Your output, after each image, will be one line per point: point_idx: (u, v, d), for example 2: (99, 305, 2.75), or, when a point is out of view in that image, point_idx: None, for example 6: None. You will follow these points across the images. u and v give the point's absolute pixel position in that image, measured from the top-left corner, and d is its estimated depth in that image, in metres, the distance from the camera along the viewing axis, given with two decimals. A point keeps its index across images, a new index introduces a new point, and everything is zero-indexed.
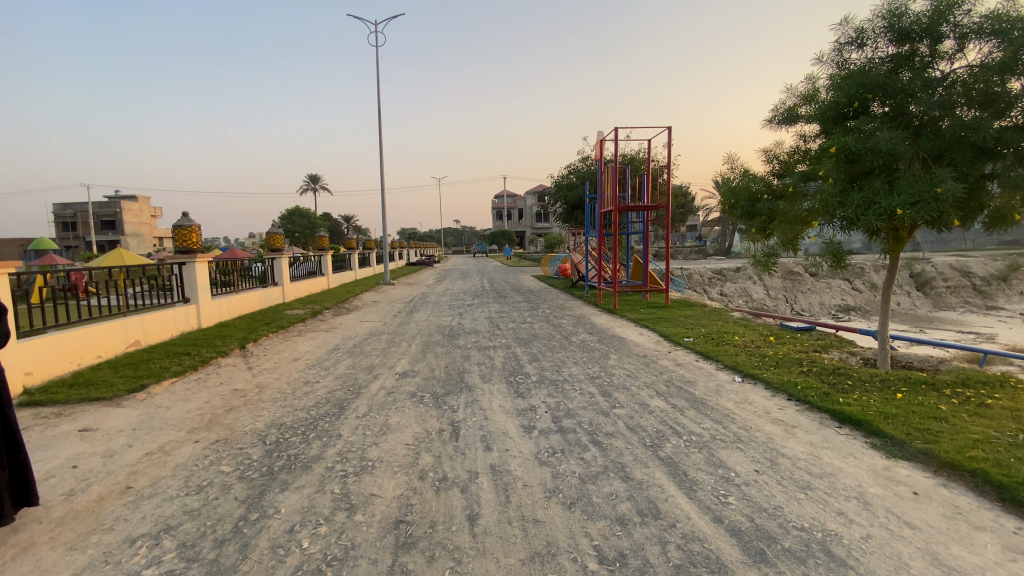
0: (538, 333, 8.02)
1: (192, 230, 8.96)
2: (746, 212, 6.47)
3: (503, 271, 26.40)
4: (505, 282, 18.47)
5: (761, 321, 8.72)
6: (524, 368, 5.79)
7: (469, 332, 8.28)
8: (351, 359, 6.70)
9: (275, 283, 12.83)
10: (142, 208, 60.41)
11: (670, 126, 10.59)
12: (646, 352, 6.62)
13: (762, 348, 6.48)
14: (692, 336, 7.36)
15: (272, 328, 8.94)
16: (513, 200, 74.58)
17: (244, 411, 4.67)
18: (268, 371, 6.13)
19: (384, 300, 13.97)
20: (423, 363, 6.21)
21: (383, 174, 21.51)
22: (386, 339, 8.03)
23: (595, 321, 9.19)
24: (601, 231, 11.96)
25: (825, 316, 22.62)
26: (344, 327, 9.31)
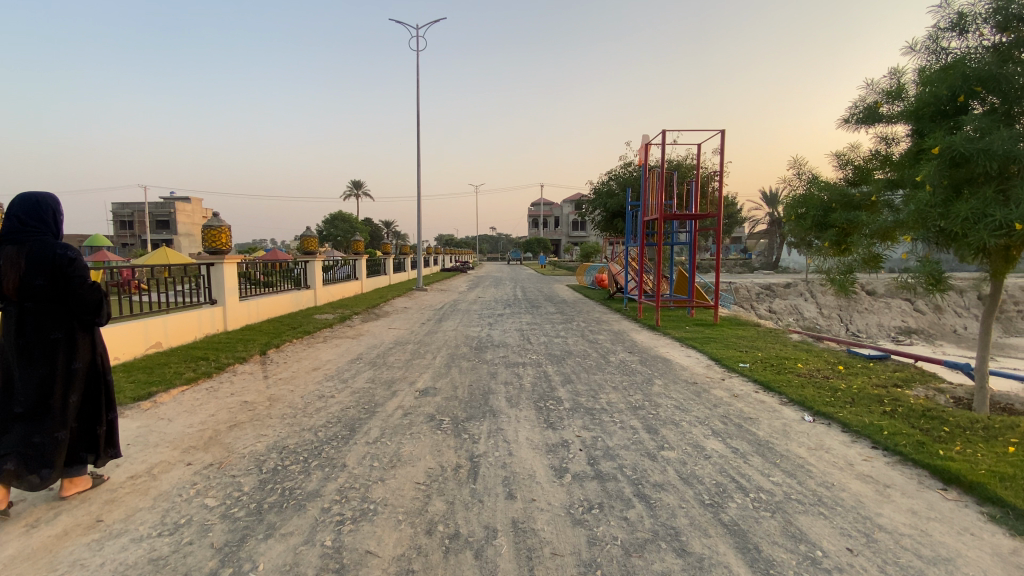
0: (573, 350, 7.38)
1: (222, 230, 8.81)
2: (819, 223, 5.68)
3: (538, 280, 25.80)
4: (540, 292, 17.89)
5: (824, 346, 7.80)
6: (556, 392, 5.20)
7: (498, 346, 7.74)
8: (371, 371, 6.27)
9: (307, 286, 12.67)
10: (194, 209, 63.02)
11: (723, 130, 9.78)
12: (695, 379, 5.89)
13: (833, 381, 5.66)
14: (750, 362, 6.61)
15: (297, 333, 8.65)
16: (550, 208, 74.00)
17: (248, 429, 4.26)
18: (282, 382, 5.75)
19: (414, 306, 13.63)
20: (446, 380, 5.70)
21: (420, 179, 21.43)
22: (411, 350, 7.57)
23: (635, 339, 8.47)
24: (642, 240, 11.24)
25: (883, 338, 20.97)
26: (370, 335, 8.94)
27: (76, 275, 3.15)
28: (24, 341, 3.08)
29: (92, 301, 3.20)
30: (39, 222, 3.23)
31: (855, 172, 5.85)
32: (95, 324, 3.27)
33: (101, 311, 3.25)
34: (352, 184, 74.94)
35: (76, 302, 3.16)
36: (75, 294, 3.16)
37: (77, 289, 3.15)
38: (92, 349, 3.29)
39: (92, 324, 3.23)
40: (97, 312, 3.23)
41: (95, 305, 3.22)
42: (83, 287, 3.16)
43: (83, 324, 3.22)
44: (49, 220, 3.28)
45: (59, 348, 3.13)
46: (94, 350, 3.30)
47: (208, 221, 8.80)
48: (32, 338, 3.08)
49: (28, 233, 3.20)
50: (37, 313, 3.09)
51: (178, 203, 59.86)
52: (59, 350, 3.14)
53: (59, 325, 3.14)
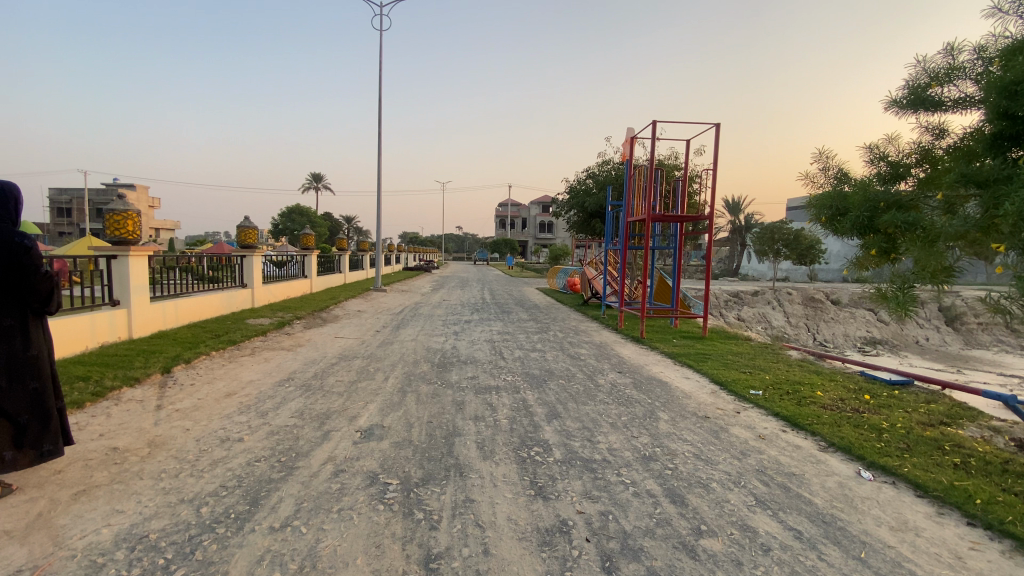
0: (554, 370, 6.21)
1: (128, 216, 7.10)
2: (861, 227, 4.64)
3: (506, 282, 24.59)
4: (509, 296, 16.72)
5: (835, 368, 6.90)
6: (542, 434, 4.03)
7: (464, 363, 6.48)
8: (303, 400, 4.92)
9: (244, 285, 11.03)
10: (139, 198, 58.69)
11: (718, 124, 8.83)
12: (707, 412, 4.83)
13: (870, 417, 4.69)
14: (763, 390, 5.59)
15: (221, 342, 7.17)
16: (517, 210, 73.23)
17: (100, 500, 2.90)
18: (179, 416, 4.36)
19: (369, 310, 12.15)
20: (399, 414, 4.43)
21: (382, 174, 19.89)
22: (358, 368, 6.21)
23: (622, 355, 7.37)
24: (625, 242, 10.20)
25: (850, 348, 20.89)
26: (311, 346, 7.53)
27: (31, 264, 3.09)
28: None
29: (45, 289, 3.15)
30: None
31: (886, 171, 4.84)
32: (45, 312, 3.23)
33: (53, 300, 3.22)
34: (314, 177, 72.25)
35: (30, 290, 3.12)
36: (27, 281, 3.10)
37: (31, 276, 3.09)
38: (41, 336, 3.23)
39: (43, 312, 3.20)
40: (49, 301, 3.20)
41: (47, 294, 3.17)
42: (39, 275, 3.12)
43: (34, 311, 3.17)
44: (10, 208, 3.15)
45: (11, 335, 3.06)
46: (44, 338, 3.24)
47: (110, 204, 7.07)
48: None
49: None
50: None
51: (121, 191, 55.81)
52: (11, 337, 3.06)
53: (10, 312, 3.06)
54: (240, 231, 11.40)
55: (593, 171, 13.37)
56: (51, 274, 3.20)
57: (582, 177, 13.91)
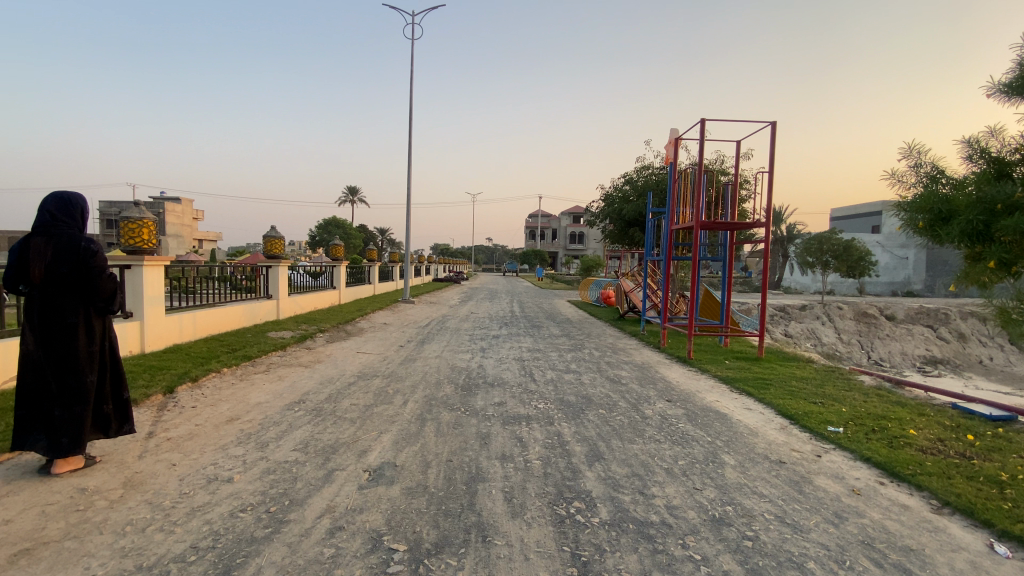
0: (592, 397, 5.49)
1: (145, 224, 6.78)
2: (971, 235, 3.67)
3: (537, 294, 23.95)
4: (540, 309, 16.04)
5: (921, 400, 5.92)
6: (583, 482, 3.34)
7: (492, 386, 5.83)
8: (311, 428, 4.38)
9: (268, 296, 10.75)
10: (185, 210, 60.95)
11: (774, 122, 7.95)
12: (781, 457, 4.03)
13: (990, 467, 3.80)
14: (844, 427, 4.72)
15: (236, 358, 6.76)
16: (548, 221, 72.78)
17: (44, 564, 2.38)
18: (169, 447, 3.87)
19: (395, 323, 11.69)
20: (415, 451, 3.81)
21: (411, 184, 19.60)
22: (376, 389, 5.66)
23: (668, 379, 6.59)
24: (668, 253, 9.39)
25: (909, 368, 19.25)
26: (329, 362, 7.04)
27: (96, 266, 3.60)
28: (45, 320, 3.49)
29: (107, 291, 3.64)
30: (67, 218, 3.68)
31: (989, 168, 3.72)
32: (108, 311, 3.71)
33: (114, 300, 3.69)
34: (348, 190, 73.74)
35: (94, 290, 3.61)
36: (92, 283, 3.59)
37: (95, 278, 3.59)
38: (104, 332, 3.70)
39: (105, 310, 3.67)
40: (111, 301, 3.68)
41: (109, 294, 3.66)
42: (103, 277, 3.61)
43: (98, 309, 3.65)
44: (77, 217, 3.76)
45: (76, 330, 3.54)
46: (106, 334, 3.70)
47: (127, 213, 6.80)
48: (52, 321, 3.49)
49: (56, 227, 3.66)
50: (58, 298, 3.51)
51: (168, 204, 58.01)
52: (76, 332, 3.54)
53: (77, 310, 3.55)
54: (266, 241, 11.08)
55: (631, 177, 12.60)
56: (113, 277, 3.69)
57: (619, 184, 13.15)
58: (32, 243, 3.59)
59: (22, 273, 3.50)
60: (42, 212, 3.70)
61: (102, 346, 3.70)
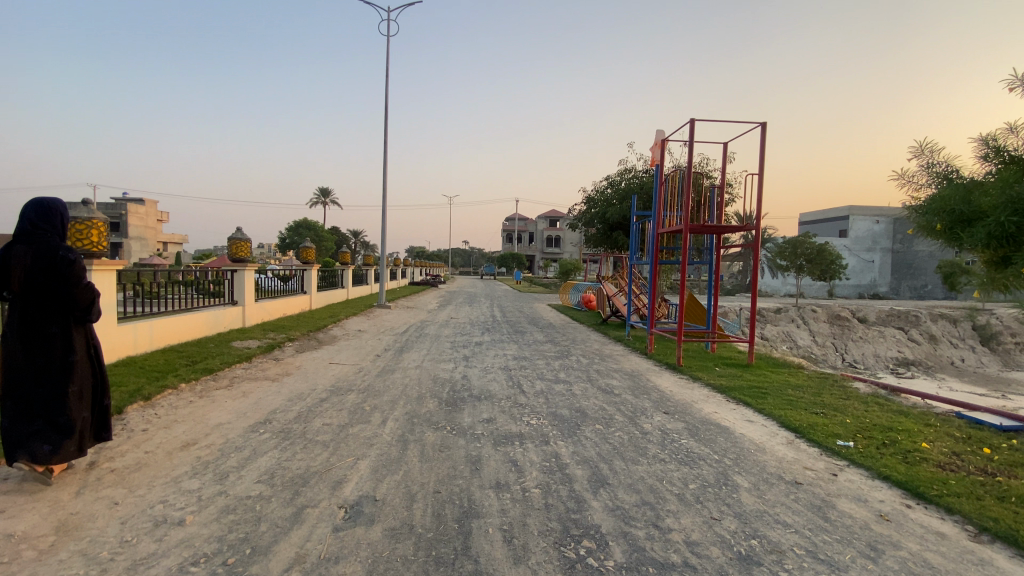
0: (586, 411, 5.14)
1: (94, 225, 6.04)
2: (1001, 237, 3.47)
3: (515, 298, 23.56)
4: (520, 313, 15.67)
5: (920, 408, 5.77)
6: (591, 515, 2.97)
7: (478, 400, 5.42)
8: (278, 454, 3.90)
9: (233, 302, 10.07)
10: (149, 211, 58.47)
11: (764, 123, 7.73)
12: (795, 477, 3.74)
13: (1013, 483, 3.60)
14: (853, 441, 4.47)
15: (195, 371, 6.17)
16: (525, 224, 72.67)
17: None
18: (110, 480, 3.34)
19: (371, 329, 11.13)
20: (398, 481, 3.38)
21: (387, 185, 18.97)
22: (351, 406, 5.18)
23: (661, 388, 6.29)
24: (655, 257, 9.11)
25: (882, 370, 19.60)
26: (300, 375, 6.50)
27: (73, 275, 3.44)
28: (23, 330, 3.38)
29: (85, 300, 3.49)
30: (47, 225, 3.54)
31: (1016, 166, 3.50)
32: (88, 320, 3.57)
33: (93, 310, 3.55)
34: (322, 191, 72.14)
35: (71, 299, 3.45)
36: (70, 293, 3.45)
37: (72, 288, 3.43)
38: (84, 342, 3.58)
39: (84, 320, 3.53)
40: (89, 311, 3.53)
41: (87, 304, 3.52)
42: (78, 286, 3.44)
43: (77, 319, 3.52)
44: (55, 221, 3.61)
45: (55, 341, 3.43)
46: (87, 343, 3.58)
47: (73, 211, 6.06)
48: (31, 331, 3.37)
49: (36, 235, 3.53)
50: (36, 308, 3.40)
51: (131, 204, 55.57)
52: (54, 343, 3.43)
53: (56, 320, 3.43)
54: (231, 243, 10.43)
55: (614, 180, 12.36)
56: (91, 287, 3.54)
57: (602, 186, 12.89)
58: (14, 251, 3.48)
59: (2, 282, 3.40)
60: (23, 220, 3.58)
61: (84, 356, 3.58)
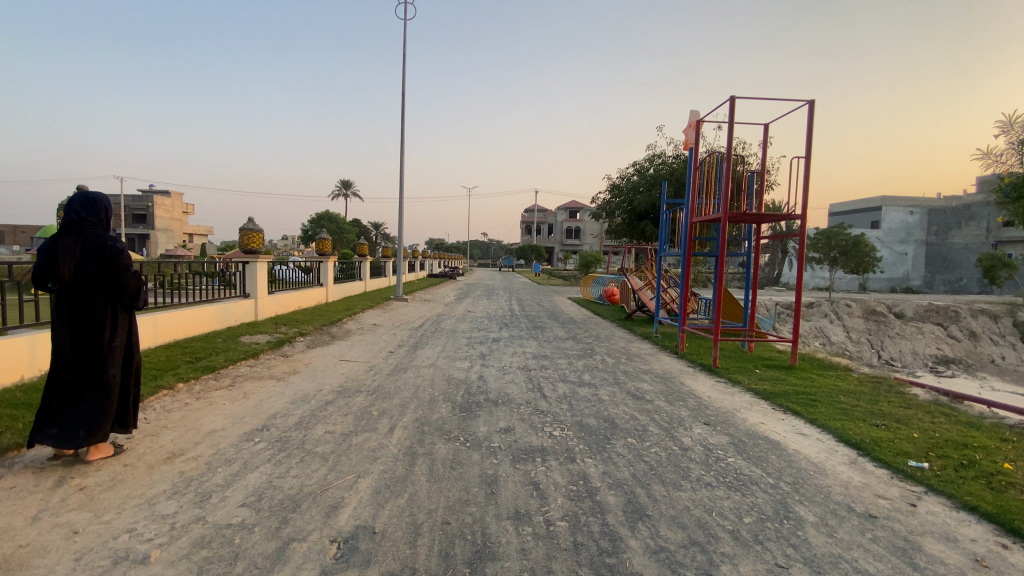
0: (616, 421, 4.61)
1: None
2: None
3: (535, 291, 23.06)
4: (540, 307, 15.16)
5: (996, 419, 5.07)
6: (630, 561, 2.45)
7: (496, 405, 4.94)
8: (270, 469, 3.47)
9: (245, 295, 9.78)
10: (174, 203, 59.50)
11: (812, 100, 7.00)
12: (869, 508, 3.16)
13: None
14: (929, 462, 3.85)
15: (197, 369, 5.83)
16: (544, 216, 71.88)
17: None
18: (80, 501, 2.96)
19: (386, 323, 10.76)
20: (402, 508, 2.92)
21: (404, 176, 18.59)
22: (357, 411, 4.74)
23: (698, 394, 5.72)
24: (686, 248, 8.47)
25: (921, 368, 18.56)
26: (307, 374, 6.11)
27: (124, 265, 3.68)
28: (71, 316, 3.57)
29: (133, 288, 3.73)
30: (94, 218, 3.75)
31: None
32: (132, 307, 3.80)
33: (139, 297, 3.79)
34: (342, 184, 72.54)
35: (120, 288, 3.69)
36: (119, 281, 3.68)
37: (122, 275, 3.67)
38: (127, 328, 3.79)
39: (131, 306, 3.77)
40: (136, 297, 3.77)
41: (135, 292, 3.76)
42: (130, 275, 3.69)
43: (124, 305, 3.74)
44: (101, 216, 3.80)
45: (102, 326, 3.62)
46: (129, 329, 3.78)
47: None
48: (79, 315, 3.56)
49: (83, 227, 3.72)
50: (84, 294, 3.59)
51: (157, 197, 56.58)
52: (102, 328, 3.62)
53: (103, 307, 3.63)
54: (243, 235, 10.07)
55: (641, 166, 11.69)
56: (139, 275, 3.78)
57: (627, 174, 12.24)
58: (59, 241, 3.65)
59: (48, 269, 3.57)
60: (66, 211, 3.74)
61: (126, 341, 3.79)
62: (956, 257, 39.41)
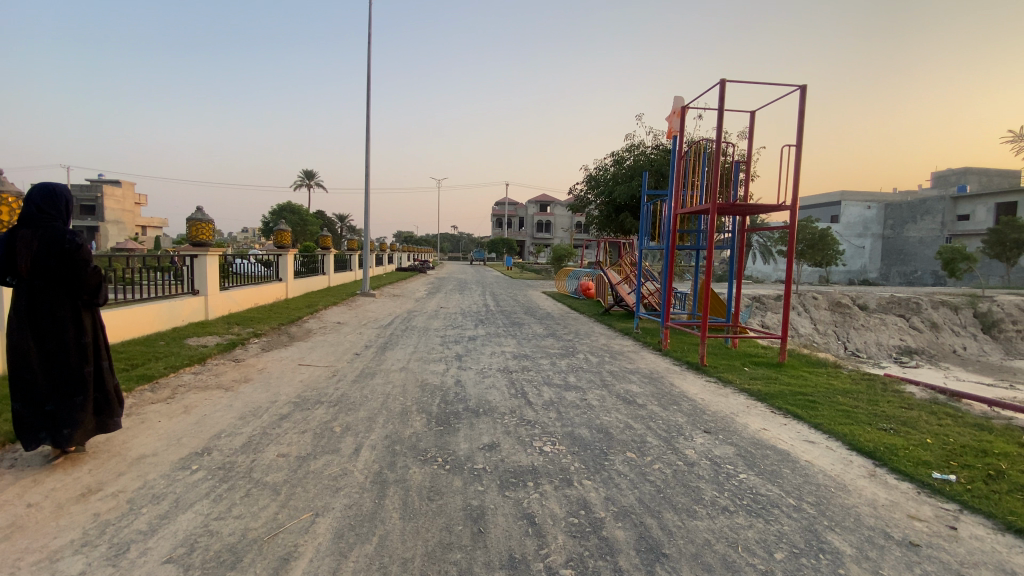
0: (610, 431, 4.16)
1: (8, 200, 4.97)
2: None
3: (506, 285, 22.53)
4: (515, 302, 14.68)
5: (999, 419, 4.87)
6: None
7: (477, 415, 4.41)
8: (208, 506, 2.86)
9: (193, 292, 8.91)
10: (125, 193, 56.17)
11: (804, 85, 6.67)
12: (907, 535, 2.80)
13: None
14: (954, 474, 3.56)
15: (129, 379, 5.07)
16: (515, 209, 71.34)
17: None
18: None
19: (352, 321, 10.05)
20: (371, 559, 2.37)
21: (371, 165, 17.72)
22: (317, 426, 4.13)
23: (691, 396, 5.33)
24: (671, 240, 8.10)
25: (886, 359, 19.01)
26: (260, 382, 5.43)
27: (80, 259, 3.46)
28: (31, 314, 3.41)
29: (94, 284, 3.52)
30: (52, 211, 3.57)
31: None
32: (96, 303, 3.60)
33: (102, 293, 3.58)
34: (306, 175, 70.17)
35: (79, 283, 3.49)
36: (79, 276, 3.47)
37: (81, 271, 3.46)
38: (93, 326, 3.61)
39: (94, 303, 3.57)
40: (97, 293, 3.56)
41: (97, 288, 3.55)
42: (87, 270, 3.47)
43: (87, 303, 3.56)
44: (60, 207, 3.61)
45: (65, 325, 3.45)
46: (96, 325, 3.61)
47: None
48: (39, 313, 3.41)
49: (41, 219, 3.54)
50: (43, 291, 3.43)
51: (106, 187, 53.26)
52: (65, 327, 3.46)
53: (63, 303, 3.46)
54: (190, 226, 9.22)
55: (619, 156, 11.29)
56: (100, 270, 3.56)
57: (605, 165, 11.81)
58: (18, 234, 3.47)
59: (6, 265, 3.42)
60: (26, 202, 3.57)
61: (95, 339, 3.62)
62: (910, 250, 41.07)
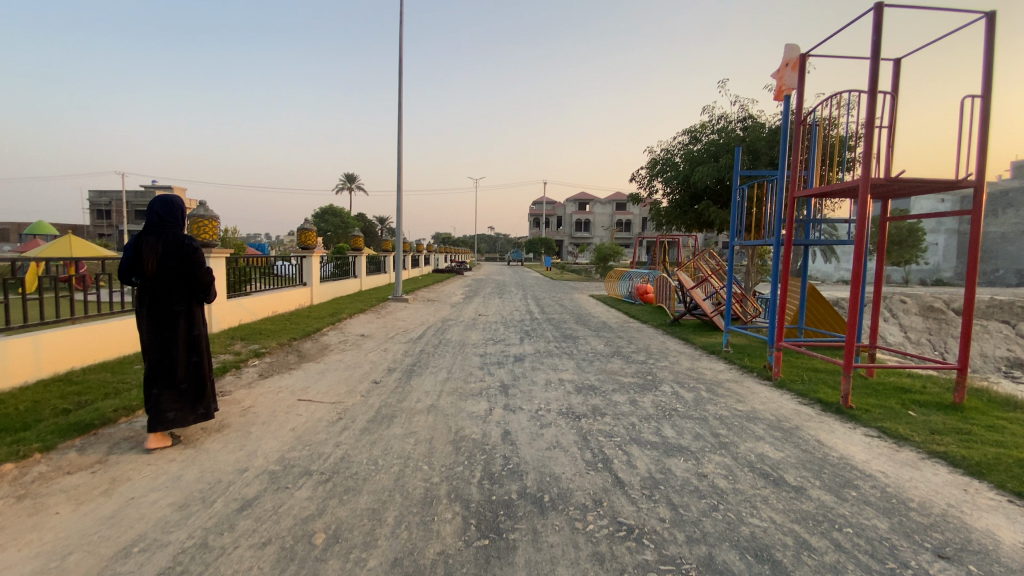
0: (777, 556, 2.41)
1: None
2: None
3: (548, 288, 20.82)
4: (562, 308, 12.91)
5: None
6: None
7: (543, 511, 2.75)
8: None
9: None
10: None
11: (991, 11, 4.65)
12: None
13: None
14: None
15: (46, 432, 3.70)
16: (553, 208, 69.44)
17: None
18: None
19: (377, 334, 8.59)
20: None
21: (404, 159, 16.40)
22: (288, 534, 2.55)
23: (863, 467, 3.50)
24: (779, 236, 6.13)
25: (993, 373, 16.19)
26: (235, 432, 3.93)
27: (198, 261, 3.66)
28: (151, 308, 3.57)
29: (208, 282, 3.74)
30: (174, 218, 3.70)
31: None
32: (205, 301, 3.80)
33: (212, 291, 3.80)
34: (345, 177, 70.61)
35: (195, 281, 3.68)
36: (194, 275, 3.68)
37: (198, 270, 3.67)
38: (202, 320, 3.81)
39: (204, 300, 3.78)
40: (209, 292, 3.78)
41: (209, 286, 3.77)
42: (203, 270, 3.68)
43: (199, 298, 3.77)
44: (177, 214, 3.73)
45: (180, 319, 3.63)
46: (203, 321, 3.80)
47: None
48: (160, 307, 3.59)
49: (162, 226, 3.68)
50: (163, 288, 3.59)
51: None
52: (178, 320, 3.63)
53: (181, 300, 3.64)
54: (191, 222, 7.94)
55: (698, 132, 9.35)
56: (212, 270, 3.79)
57: (678, 143, 9.90)
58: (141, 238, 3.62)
59: (132, 263, 3.54)
60: (149, 210, 3.71)
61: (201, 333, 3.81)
62: (991, 248, 36.76)
